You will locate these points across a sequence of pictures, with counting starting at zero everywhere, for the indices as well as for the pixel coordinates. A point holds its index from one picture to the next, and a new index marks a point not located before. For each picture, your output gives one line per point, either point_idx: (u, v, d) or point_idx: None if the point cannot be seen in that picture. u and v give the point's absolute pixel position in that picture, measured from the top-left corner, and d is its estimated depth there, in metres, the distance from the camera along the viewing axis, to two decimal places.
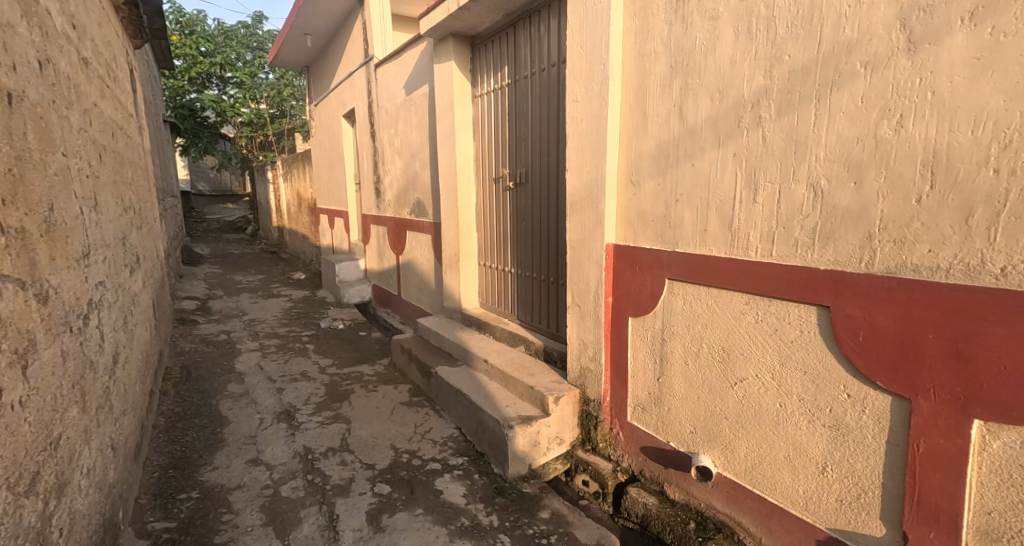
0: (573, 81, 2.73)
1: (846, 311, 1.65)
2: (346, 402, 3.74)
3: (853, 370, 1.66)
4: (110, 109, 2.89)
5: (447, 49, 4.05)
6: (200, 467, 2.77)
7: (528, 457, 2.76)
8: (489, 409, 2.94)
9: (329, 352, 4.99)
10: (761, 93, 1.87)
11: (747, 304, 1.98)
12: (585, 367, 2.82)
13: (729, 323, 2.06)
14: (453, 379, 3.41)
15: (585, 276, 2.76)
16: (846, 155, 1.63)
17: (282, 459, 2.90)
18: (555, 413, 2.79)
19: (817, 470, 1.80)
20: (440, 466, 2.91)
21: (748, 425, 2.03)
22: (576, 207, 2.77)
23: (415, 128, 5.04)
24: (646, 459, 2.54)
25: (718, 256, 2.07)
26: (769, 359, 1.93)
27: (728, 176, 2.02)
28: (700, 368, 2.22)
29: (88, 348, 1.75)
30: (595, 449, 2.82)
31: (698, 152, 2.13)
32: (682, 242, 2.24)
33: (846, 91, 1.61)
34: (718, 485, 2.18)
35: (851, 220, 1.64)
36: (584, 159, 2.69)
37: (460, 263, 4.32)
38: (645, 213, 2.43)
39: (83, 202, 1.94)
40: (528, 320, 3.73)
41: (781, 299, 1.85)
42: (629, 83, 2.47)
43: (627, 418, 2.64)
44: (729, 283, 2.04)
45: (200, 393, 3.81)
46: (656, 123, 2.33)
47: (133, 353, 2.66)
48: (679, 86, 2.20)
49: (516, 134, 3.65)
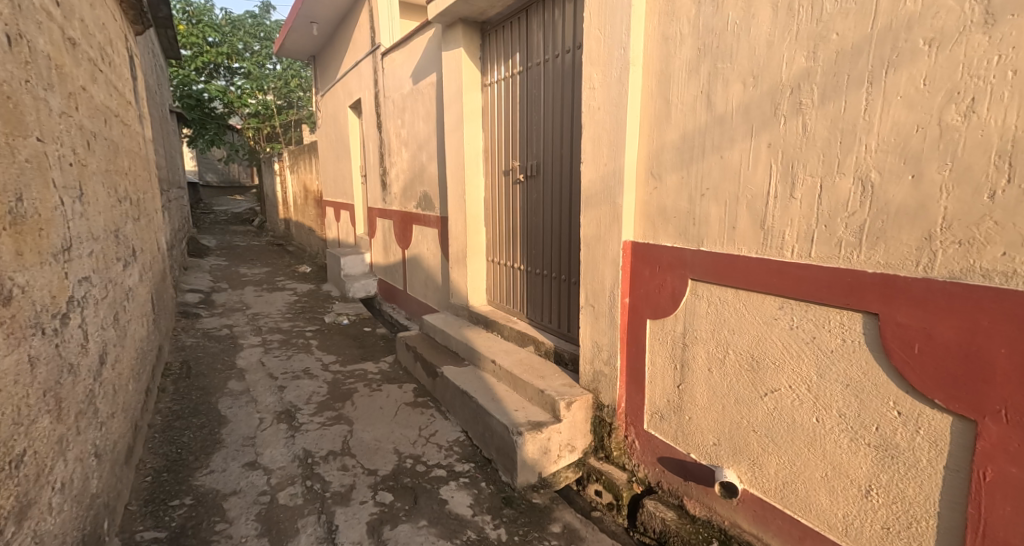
0: (590, 67, 2.56)
1: (897, 320, 1.48)
2: (349, 402, 3.61)
3: (905, 386, 1.50)
4: (105, 96, 2.77)
5: (457, 35, 3.89)
6: (195, 470, 2.64)
7: (538, 465, 2.62)
8: (497, 413, 2.80)
9: (333, 348, 4.87)
10: (802, 77, 1.70)
11: (781, 309, 1.83)
12: (599, 371, 2.67)
13: (760, 329, 1.91)
14: (460, 380, 3.27)
15: (599, 276, 2.60)
16: (903, 145, 1.46)
17: (280, 463, 2.78)
18: (566, 419, 2.66)
19: (860, 493, 1.64)
20: (445, 472, 2.77)
21: (779, 439, 1.88)
22: (591, 202, 2.61)
23: (422, 119, 4.87)
24: (664, 471, 2.40)
25: (748, 256, 1.92)
26: (804, 370, 1.78)
27: (761, 169, 1.86)
28: (725, 376, 2.07)
29: (67, 350, 1.63)
30: (608, 458, 2.68)
31: (727, 143, 1.97)
32: (708, 240, 2.08)
33: (905, 72, 1.44)
34: (744, 503, 2.03)
35: (906, 218, 1.47)
36: (600, 151, 2.52)
37: (467, 258, 4.17)
38: (666, 209, 2.27)
39: (65, 193, 1.81)
40: (538, 318, 3.58)
41: (820, 304, 1.69)
42: (652, 68, 2.30)
43: (644, 426, 2.50)
44: (760, 285, 1.88)
45: (200, 390, 3.69)
46: (680, 111, 2.17)
47: (126, 351, 2.54)
48: (708, 71, 2.03)
49: (527, 123, 3.48)
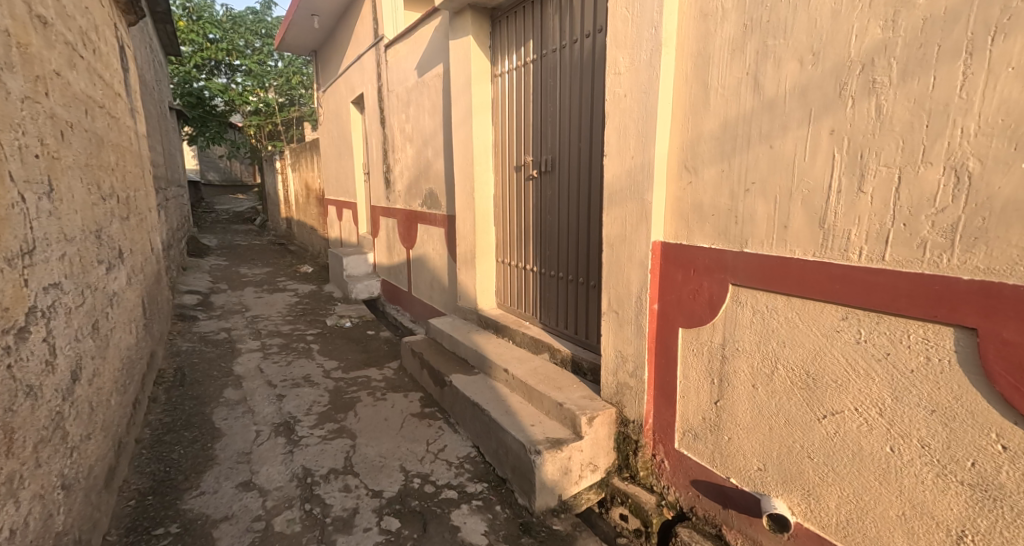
0: (615, 50, 2.32)
1: (1003, 336, 1.26)
2: (351, 412, 3.39)
3: (1013, 415, 1.28)
4: (86, 85, 2.53)
5: (466, 22, 3.65)
6: (183, 492, 2.41)
7: (558, 486, 2.40)
8: (511, 428, 2.57)
9: (335, 353, 4.65)
10: (878, 50, 1.47)
11: (844, 320, 1.61)
12: (623, 384, 2.44)
13: (818, 343, 1.69)
14: (470, 390, 3.04)
15: (624, 279, 2.36)
16: (1014, 126, 1.24)
17: (278, 483, 2.55)
18: (588, 436, 2.42)
19: (950, 539, 1.43)
20: (456, 494, 2.54)
21: (840, 469, 1.66)
22: (615, 198, 2.37)
23: (428, 112, 4.64)
24: (699, 496, 2.18)
25: (804, 259, 1.69)
26: (874, 390, 1.56)
27: (821, 159, 1.64)
28: (774, 394, 1.85)
29: (25, 370, 1.40)
30: (633, 478, 2.46)
31: (779, 131, 1.74)
32: (752, 241, 1.86)
33: (1019, 39, 1.21)
34: (798, 538, 1.82)
35: (1016, 215, 1.25)
36: (626, 142, 2.29)
37: (476, 259, 3.93)
38: (703, 206, 2.03)
39: (28, 187, 1.58)
40: (552, 323, 3.35)
41: (897, 316, 1.48)
42: (686, 49, 2.06)
43: (676, 445, 2.27)
44: (819, 292, 1.66)
45: (193, 400, 3.47)
46: (720, 96, 1.93)
47: (109, 362, 2.31)
48: (756, 49, 1.80)
49: (541, 115, 3.25)
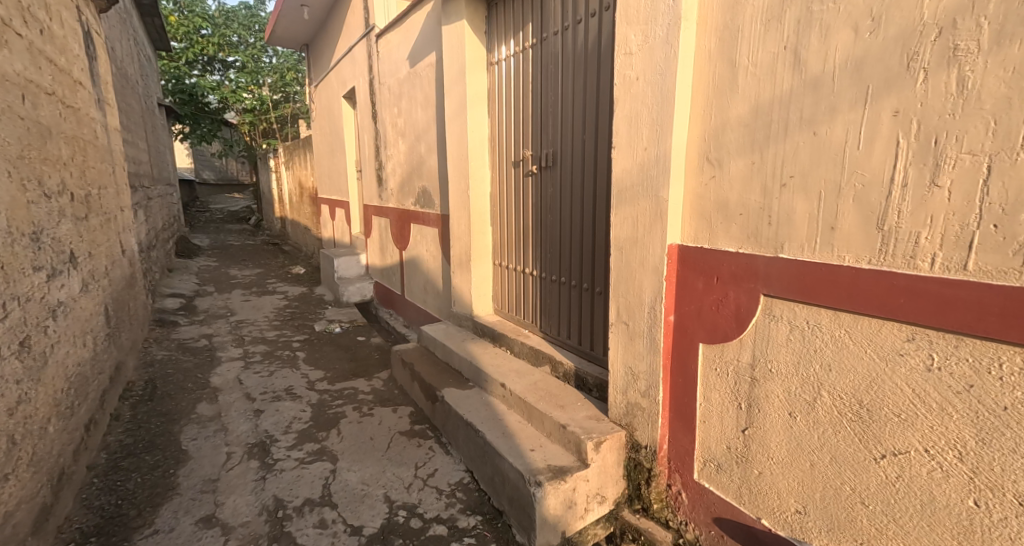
0: (626, 27, 2.02)
1: None
2: (334, 430, 3.10)
3: None
4: (27, 68, 2.25)
5: (459, 5, 3.36)
6: (134, 532, 2.12)
7: (561, 522, 2.11)
8: (507, 454, 2.27)
9: (322, 361, 4.36)
10: (962, 9, 1.18)
11: (910, 342, 1.32)
12: (634, 405, 2.14)
13: (875, 369, 1.40)
14: (462, 407, 2.75)
15: (635, 287, 2.07)
16: None
17: (244, 517, 2.26)
18: (595, 464, 2.13)
19: None
20: (446, 530, 2.26)
21: (904, 521, 1.39)
22: (625, 196, 2.07)
23: (421, 105, 4.35)
24: (723, 536, 1.89)
25: (857, 268, 1.40)
26: (951, 429, 1.28)
27: (881, 146, 1.35)
28: (816, 427, 1.56)
29: None
30: (646, 511, 2.17)
31: (825, 115, 1.46)
32: (790, 245, 1.57)
33: None
34: None
35: None
36: (639, 130, 1.99)
37: (471, 262, 3.64)
38: (729, 203, 1.74)
39: None
40: (553, 332, 3.06)
41: (984, 341, 1.19)
42: (710, 22, 1.76)
43: (696, 477, 1.98)
44: (876, 308, 1.37)
45: (160, 418, 3.17)
46: (751, 74, 1.64)
47: (47, 383, 2.03)
48: (797, 16, 1.50)
49: (541, 104, 2.96)
